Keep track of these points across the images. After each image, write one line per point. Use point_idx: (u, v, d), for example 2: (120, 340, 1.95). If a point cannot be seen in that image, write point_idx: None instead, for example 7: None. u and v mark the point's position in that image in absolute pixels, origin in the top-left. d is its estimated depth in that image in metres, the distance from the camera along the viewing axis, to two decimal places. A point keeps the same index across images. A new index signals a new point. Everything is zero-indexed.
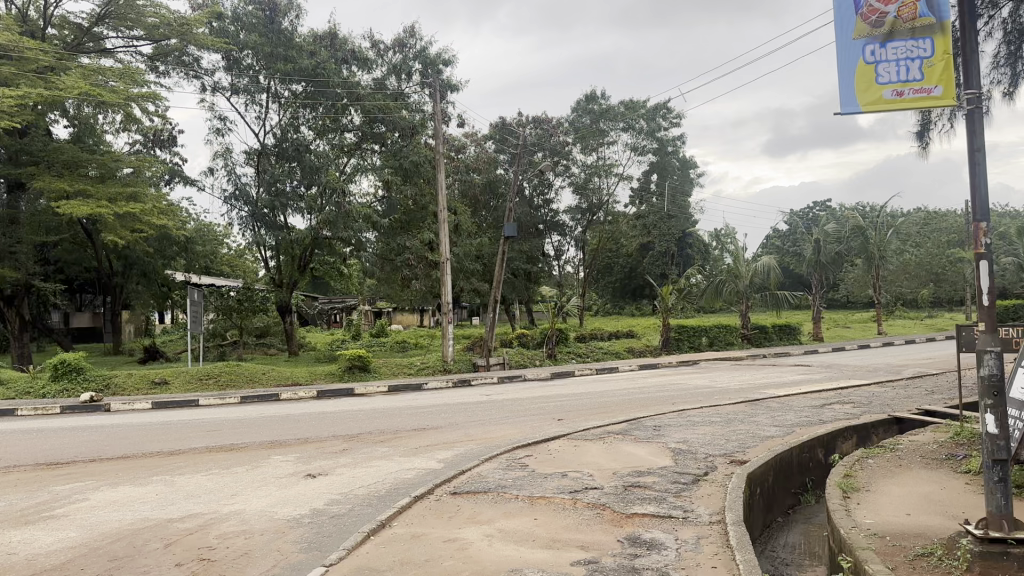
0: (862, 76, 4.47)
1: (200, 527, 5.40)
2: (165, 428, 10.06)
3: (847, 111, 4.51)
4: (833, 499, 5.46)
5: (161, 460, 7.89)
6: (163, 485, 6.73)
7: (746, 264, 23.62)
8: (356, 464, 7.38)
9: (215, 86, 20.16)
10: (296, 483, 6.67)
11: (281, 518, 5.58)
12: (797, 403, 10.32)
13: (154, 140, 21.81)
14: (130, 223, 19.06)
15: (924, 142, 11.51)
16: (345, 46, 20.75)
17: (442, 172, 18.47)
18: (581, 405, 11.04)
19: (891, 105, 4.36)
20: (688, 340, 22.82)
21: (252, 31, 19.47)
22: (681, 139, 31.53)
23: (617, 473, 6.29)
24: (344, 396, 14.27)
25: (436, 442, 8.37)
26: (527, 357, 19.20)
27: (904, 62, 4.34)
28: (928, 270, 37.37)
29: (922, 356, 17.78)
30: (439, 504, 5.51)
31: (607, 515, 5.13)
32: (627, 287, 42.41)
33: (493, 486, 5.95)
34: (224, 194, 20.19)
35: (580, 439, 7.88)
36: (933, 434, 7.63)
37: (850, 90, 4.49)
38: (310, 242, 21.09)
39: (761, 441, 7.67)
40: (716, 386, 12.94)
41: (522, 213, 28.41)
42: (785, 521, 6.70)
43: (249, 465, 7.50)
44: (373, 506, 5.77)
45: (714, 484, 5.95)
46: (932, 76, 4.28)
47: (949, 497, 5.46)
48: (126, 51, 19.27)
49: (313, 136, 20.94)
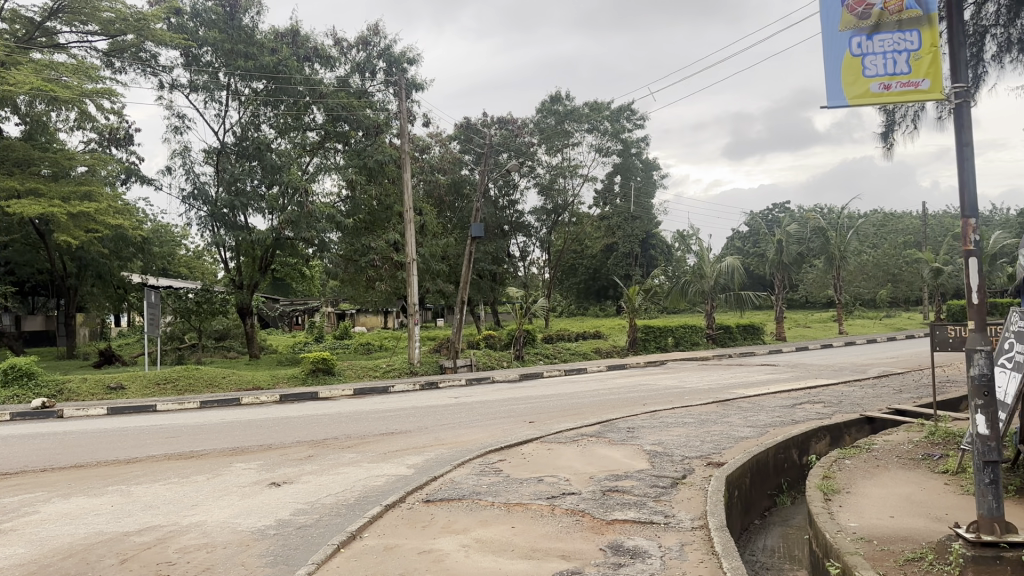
0: (849, 68, 4.36)
1: (159, 541, 5.12)
2: (120, 435, 9.67)
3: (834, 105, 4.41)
4: (815, 502, 5.36)
5: (117, 468, 7.55)
6: (119, 496, 6.41)
7: (711, 264, 23.62)
8: (323, 471, 7.13)
9: (173, 83, 19.66)
10: (260, 492, 6.39)
11: (245, 530, 5.31)
12: (768, 403, 10.27)
13: (109, 138, 21.17)
14: (85, 224, 18.41)
15: (888, 142, 11.60)
16: (307, 43, 20.34)
17: (407, 171, 18.13)
18: (551, 407, 10.86)
19: (877, 99, 4.26)
20: (654, 340, 22.81)
21: (212, 27, 19.21)
22: (645, 141, 31.65)
23: (594, 478, 6.13)
24: (307, 400, 13.94)
25: (405, 448, 8.12)
26: (495, 358, 19.04)
27: (892, 54, 4.25)
28: (885, 271, 37.91)
29: (886, 355, 17.99)
30: (411, 513, 5.29)
31: (587, 522, 4.96)
32: (592, 288, 42.45)
33: (467, 493, 5.75)
34: (181, 194, 19.71)
35: (553, 443, 7.71)
36: (906, 434, 7.60)
37: (837, 83, 4.36)
38: (271, 242, 20.61)
39: (736, 442, 7.57)
40: (686, 386, 12.86)
41: (487, 213, 28.23)
42: (762, 524, 6.60)
43: (209, 474, 7.19)
44: (343, 516, 5.52)
45: (692, 488, 5.82)
46: (919, 69, 4.20)
47: (930, 497, 5.41)
48: (79, 46, 18.59)
49: (274, 135, 20.51)
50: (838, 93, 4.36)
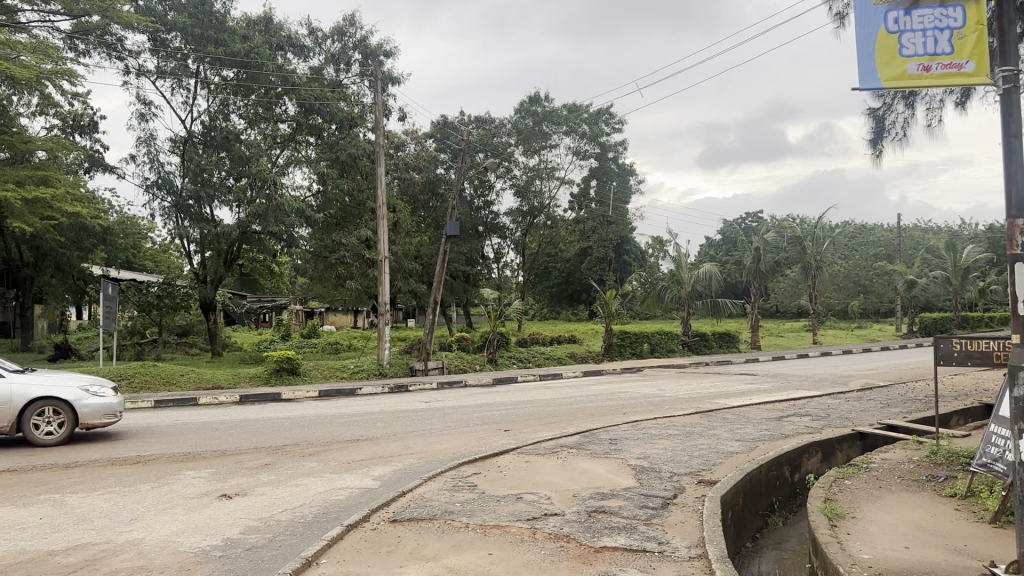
0: (888, 48, 4.63)
1: (89, 562, 4.49)
2: (78, 434, 9.01)
3: (870, 85, 4.68)
4: (820, 529, 4.88)
5: (52, 474, 6.86)
6: (51, 507, 5.74)
7: (688, 271, 23.18)
8: (278, 482, 6.51)
9: (140, 69, 18.88)
10: (208, 506, 5.77)
11: (186, 551, 4.69)
12: (753, 414, 9.85)
13: (72, 126, 20.22)
14: (41, 211, 17.50)
15: (876, 149, 11.34)
16: (280, 31, 19.67)
17: (381, 165, 17.20)
18: (525, 415, 10.29)
19: (917, 78, 4.51)
20: (630, 346, 22.45)
21: (182, 11, 18.43)
22: (622, 145, 31.24)
23: (577, 496, 5.61)
24: (269, 401, 13.27)
25: (370, 458, 7.51)
26: (468, 361, 18.48)
27: (933, 33, 4.50)
28: (856, 282, 37.95)
29: (865, 367, 17.73)
30: (375, 535, 4.72)
31: (573, 549, 4.45)
32: (565, 293, 42.19)
33: (438, 512, 5.19)
34: (145, 183, 18.85)
35: (530, 455, 7.18)
36: (904, 452, 7.21)
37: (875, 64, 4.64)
38: (238, 236, 19.81)
39: (725, 458, 7.07)
40: (666, 395, 12.38)
41: (461, 213, 27.66)
42: (755, 548, 6.12)
43: (154, 483, 6.54)
44: (299, 536, 4.94)
45: (685, 509, 5.33)
46: (962, 50, 4.39)
47: (943, 526, 4.97)
48: (41, 26, 17.64)
49: (243, 125, 19.79)
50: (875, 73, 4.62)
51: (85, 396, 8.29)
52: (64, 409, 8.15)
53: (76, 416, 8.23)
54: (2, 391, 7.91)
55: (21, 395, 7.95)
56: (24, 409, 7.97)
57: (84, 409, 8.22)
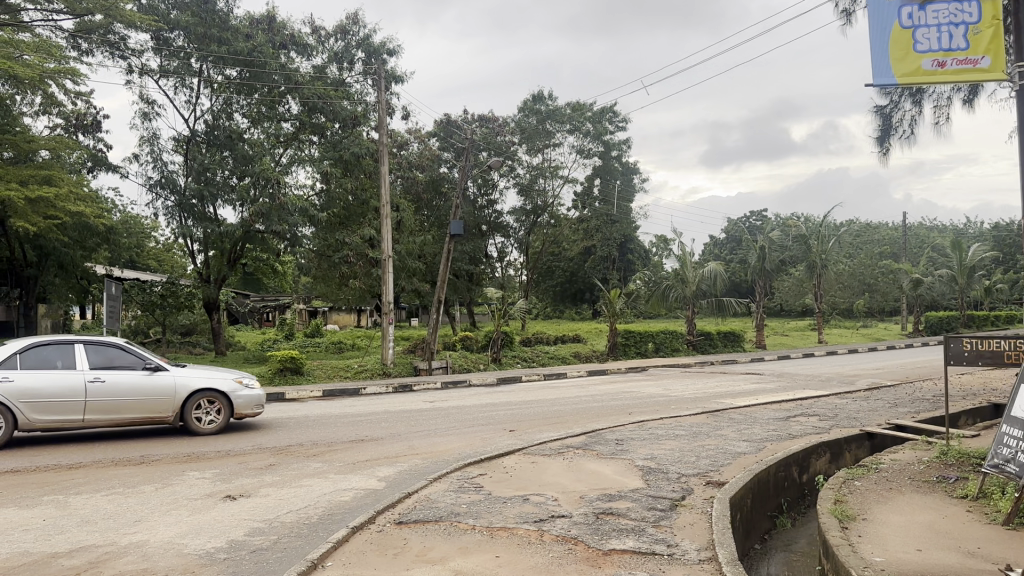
0: (912, 49, 6.37)
1: (92, 564, 4.45)
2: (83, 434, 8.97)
3: (899, 75, 6.43)
4: (831, 531, 4.82)
5: (55, 475, 6.81)
6: (55, 508, 5.70)
7: (693, 270, 23.07)
8: (283, 483, 6.46)
9: (143, 68, 18.84)
10: (213, 507, 5.73)
11: (190, 553, 4.65)
12: (760, 414, 9.79)
13: (76, 125, 20.18)
14: (44, 210, 17.46)
15: (884, 147, 11.26)
16: (283, 30, 19.60)
17: (385, 164, 17.00)
18: (531, 415, 10.22)
19: (937, 69, 6.30)
20: (635, 346, 22.38)
21: (184, 10, 18.35)
22: (626, 143, 31.14)
23: (584, 497, 5.56)
24: (273, 401, 13.23)
25: (375, 458, 7.47)
26: (472, 361, 18.44)
27: (949, 32, 6.29)
28: (861, 281, 37.87)
29: (871, 366, 17.63)
30: (381, 538, 4.67)
31: (581, 551, 4.39)
32: (569, 292, 42.09)
33: (444, 513, 5.14)
34: (148, 182, 18.81)
35: (536, 455, 7.13)
36: (914, 452, 7.15)
37: (903, 62, 6.38)
38: (241, 235, 19.77)
39: (732, 459, 7.01)
40: (671, 395, 12.31)
41: (465, 212, 27.63)
42: (764, 550, 6.05)
43: (158, 484, 6.49)
44: (304, 538, 4.89)
45: (693, 511, 5.27)
46: (976, 45, 6.20)
47: (955, 528, 4.91)
48: (44, 25, 17.62)
49: (246, 124, 19.72)
50: (902, 68, 6.38)
51: (238, 388, 8.89)
52: (222, 399, 8.75)
53: (231, 406, 8.86)
54: (168, 383, 8.48)
55: (185, 386, 8.53)
56: (187, 400, 8.55)
57: (239, 400, 8.82)
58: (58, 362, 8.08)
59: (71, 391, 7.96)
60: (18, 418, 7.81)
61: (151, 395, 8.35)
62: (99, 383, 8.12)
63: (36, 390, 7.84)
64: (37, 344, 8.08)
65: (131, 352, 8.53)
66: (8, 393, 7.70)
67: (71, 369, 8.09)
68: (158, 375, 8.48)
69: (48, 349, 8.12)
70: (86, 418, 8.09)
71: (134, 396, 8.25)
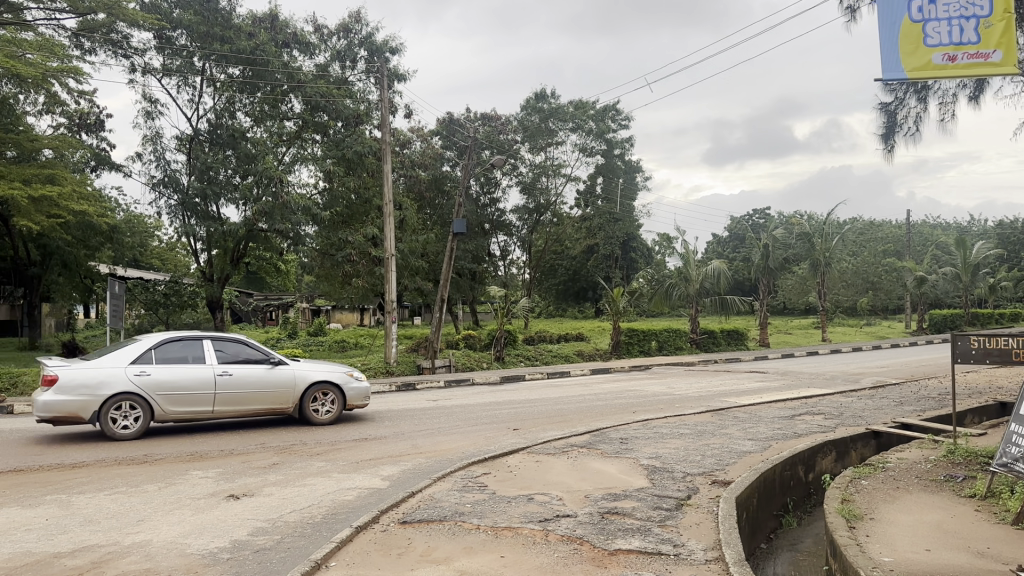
0: (920, 41, 6.63)
1: (95, 565, 4.42)
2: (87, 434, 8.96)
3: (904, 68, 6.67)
4: (838, 531, 4.78)
5: (58, 475, 6.79)
6: (57, 508, 5.68)
7: (696, 268, 23.03)
8: (287, 482, 6.43)
9: (145, 67, 18.82)
10: (216, 506, 5.70)
11: (193, 553, 4.62)
12: (765, 413, 9.75)
13: (79, 123, 20.18)
14: (48, 209, 17.45)
15: (888, 144, 11.22)
16: (286, 29, 19.54)
17: (389, 162, 16.97)
18: (534, 414, 10.18)
19: (946, 62, 6.55)
20: (638, 344, 22.35)
21: (187, 8, 18.30)
22: (628, 141, 31.10)
23: (589, 497, 5.52)
24: None
25: (379, 457, 7.43)
26: (476, 359, 18.43)
27: (960, 25, 6.54)
28: (865, 279, 37.83)
29: (875, 364, 17.56)
30: (385, 538, 4.63)
31: (587, 551, 4.35)
32: (571, 290, 42.07)
33: (448, 513, 5.11)
34: (151, 181, 18.81)
35: (541, 454, 7.09)
36: (920, 451, 7.10)
37: (910, 54, 6.64)
38: (244, 234, 19.74)
39: (738, 458, 6.95)
40: (676, 394, 12.29)
41: (468, 211, 27.63)
42: (770, 550, 6.01)
43: (162, 483, 6.47)
44: (307, 538, 4.85)
45: (699, 510, 5.23)
46: (987, 38, 6.45)
47: (963, 528, 4.86)
48: (47, 24, 17.61)
49: (249, 123, 19.68)
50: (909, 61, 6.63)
51: (349, 380, 9.48)
52: (335, 390, 9.34)
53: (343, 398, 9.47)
54: (288, 375, 9.07)
55: (304, 380, 9.10)
56: (304, 391, 9.12)
57: (351, 392, 9.43)
58: (189, 356, 8.62)
59: (204, 383, 8.50)
60: (154, 408, 8.32)
61: (273, 387, 8.93)
62: (227, 377, 8.65)
63: (172, 383, 8.35)
64: (168, 340, 8.58)
65: (253, 346, 9.07)
66: (146, 385, 8.19)
67: (202, 362, 8.62)
68: (278, 369, 9.04)
69: (178, 345, 8.64)
70: (216, 409, 8.63)
71: (259, 388, 8.81)
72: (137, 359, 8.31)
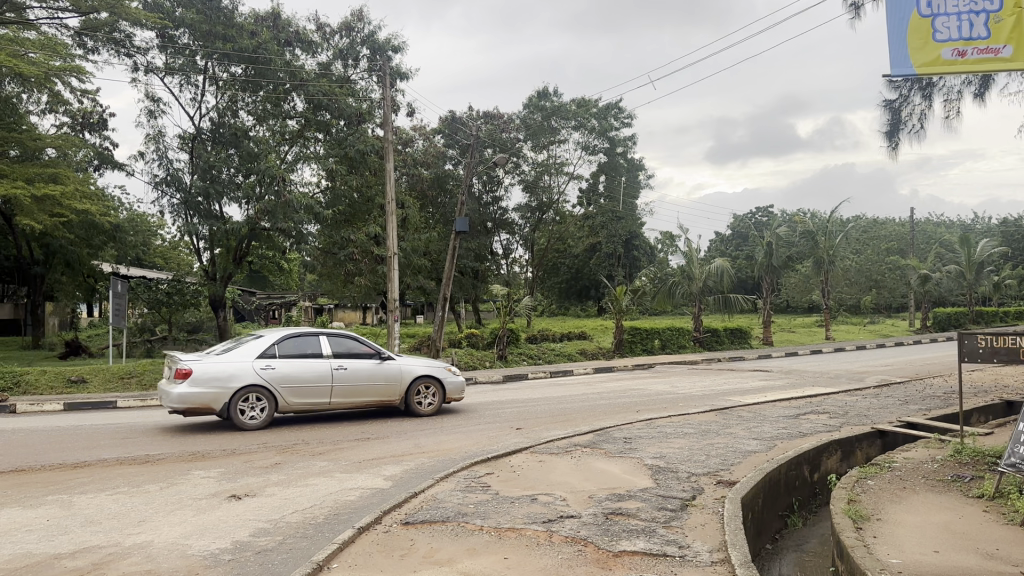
0: (928, 37, 6.63)
1: (95, 566, 4.39)
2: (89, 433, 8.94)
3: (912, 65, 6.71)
4: (845, 532, 4.73)
5: (59, 474, 6.77)
6: (59, 508, 5.65)
7: (699, 266, 22.97)
8: (290, 482, 6.40)
9: (147, 66, 18.81)
10: (219, 507, 5.67)
11: (194, 555, 4.58)
12: (770, 412, 9.70)
13: (82, 122, 20.17)
14: (51, 208, 17.43)
15: (892, 142, 11.16)
16: (289, 27, 19.44)
17: (390, 161, 16.87)
18: (537, 413, 10.14)
19: (954, 59, 6.53)
20: (641, 343, 22.28)
21: (189, 7, 18.24)
22: (631, 139, 31.02)
23: (593, 497, 5.48)
24: None
25: (382, 457, 7.39)
26: (478, 358, 18.37)
27: (969, 19, 6.48)
28: (868, 277, 37.69)
29: (879, 362, 17.49)
30: (387, 539, 4.59)
31: (591, 553, 4.31)
32: (574, 288, 42.01)
33: (452, 514, 5.07)
34: (153, 179, 18.82)
35: (544, 454, 7.05)
36: (925, 450, 7.05)
37: (919, 50, 6.67)
38: (245, 233, 19.67)
39: (743, 458, 6.91)
40: (680, 392, 12.24)
41: (470, 209, 27.59)
42: (775, 550, 5.96)
43: (164, 483, 6.44)
44: (309, 540, 4.81)
45: (704, 511, 5.19)
46: (997, 33, 6.35)
47: (971, 529, 4.81)
48: (49, 22, 17.59)
49: (251, 122, 19.68)
50: (916, 58, 6.67)
51: (448, 375, 9.98)
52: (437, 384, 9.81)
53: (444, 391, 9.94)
54: (395, 370, 9.57)
55: (410, 373, 9.61)
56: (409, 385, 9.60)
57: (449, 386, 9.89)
58: (306, 350, 9.12)
59: (323, 376, 9.01)
60: (277, 400, 8.81)
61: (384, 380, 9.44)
62: (342, 370, 9.16)
63: (294, 376, 8.86)
64: (290, 335, 9.12)
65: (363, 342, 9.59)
66: (272, 378, 8.71)
67: (319, 356, 9.13)
68: (386, 364, 9.56)
69: (295, 341, 9.14)
70: (332, 401, 9.14)
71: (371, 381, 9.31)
72: (262, 353, 8.83)
